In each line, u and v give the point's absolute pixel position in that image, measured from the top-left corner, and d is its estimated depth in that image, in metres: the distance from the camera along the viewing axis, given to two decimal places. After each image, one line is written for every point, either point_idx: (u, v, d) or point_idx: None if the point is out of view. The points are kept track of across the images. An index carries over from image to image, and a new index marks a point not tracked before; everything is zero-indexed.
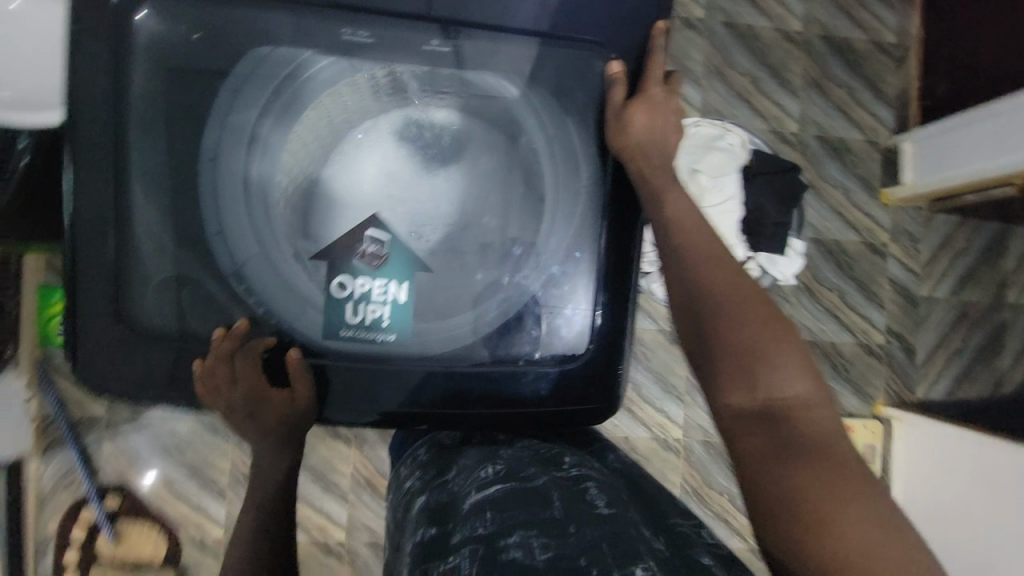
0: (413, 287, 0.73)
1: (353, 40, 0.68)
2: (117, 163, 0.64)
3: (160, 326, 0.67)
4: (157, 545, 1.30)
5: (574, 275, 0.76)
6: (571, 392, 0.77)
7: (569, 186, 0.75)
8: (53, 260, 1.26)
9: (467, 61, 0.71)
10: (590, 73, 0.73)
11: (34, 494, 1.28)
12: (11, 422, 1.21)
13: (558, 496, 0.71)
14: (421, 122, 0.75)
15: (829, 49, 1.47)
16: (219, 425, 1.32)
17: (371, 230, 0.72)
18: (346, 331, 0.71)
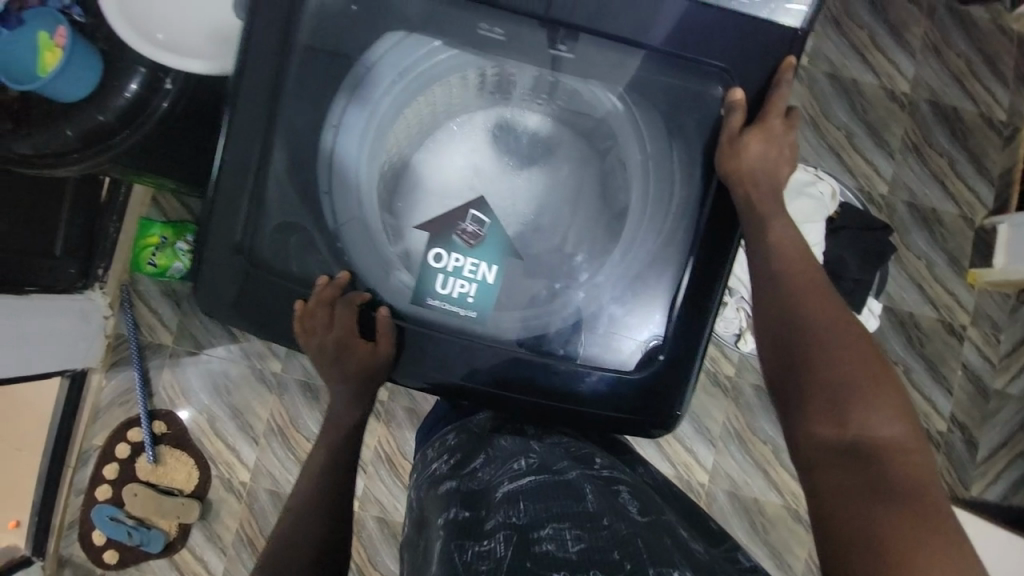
0: (502, 271, 0.76)
1: (489, 36, 0.71)
2: (260, 115, 0.69)
3: (263, 265, 0.72)
4: (189, 475, 1.39)
5: (650, 290, 0.77)
6: (606, 401, 0.78)
7: (665, 203, 0.76)
8: (156, 197, 1.39)
9: (587, 69, 0.73)
10: (705, 96, 0.74)
11: (94, 403, 1.40)
12: (91, 335, 1.33)
13: (591, 492, 0.69)
14: (512, 122, 0.78)
15: (934, 115, 1.41)
16: (266, 375, 1.40)
17: (473, 211, 0.76)
18: (434, 300, 0.75)
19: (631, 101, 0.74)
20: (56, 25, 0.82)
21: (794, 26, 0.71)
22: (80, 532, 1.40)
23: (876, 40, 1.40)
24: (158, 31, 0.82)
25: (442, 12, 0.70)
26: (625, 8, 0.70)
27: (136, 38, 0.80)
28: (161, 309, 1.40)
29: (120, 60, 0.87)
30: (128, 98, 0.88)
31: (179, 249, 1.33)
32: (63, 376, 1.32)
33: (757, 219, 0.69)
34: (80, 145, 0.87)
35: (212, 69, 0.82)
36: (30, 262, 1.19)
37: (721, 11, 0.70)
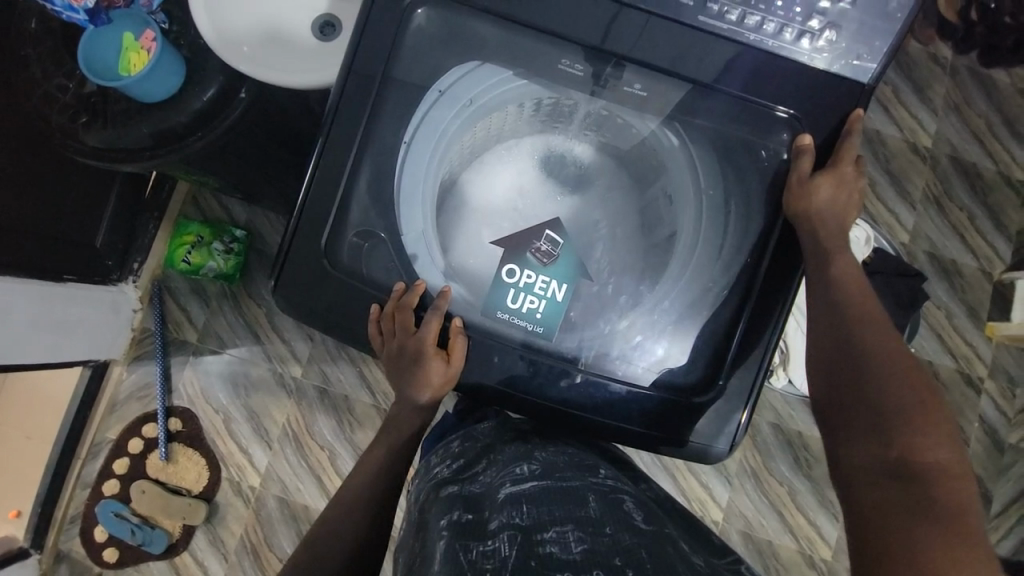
0: (572, 290, 0.79)
1: (568, 71, 0.74)
2: (353, 130, 0.72)
3: (340, 269, 0.74)
4: (199, 475, 1.38)
5: (701, 322, 0.78)
6: (626, 409, 0.78)
7: (718, 236, 0.78)
8: (196, 197, 1.42)
9: (659, 105, 0.75)
10: (774, 141, 0.76)
11: (112, 396, 1.40)
12: (118, 327, 1.35)
13: (596, 500, 0.69)
14: (559, 150, 0.84)
15: (956, 171, 1.45)
16: (286, 379, 1.41)
17: (549, 231, 0.80)
18: (503, 313, 0.77)
19: (694, 138, 0.77)
20: (148, 28, 0.88)
21: (862, 80, 0.73)
22: (81, 527, 1.38)
23: (901, 96, 1.46)
24: (244, 44, 0.89)
25: (524, 42, 0.73)
26: (692, 49, 0.73)
27: (224, 50, 0.87)
28: (190, 307, 1.41)
29: (197, 68, 0.92)
30: (204, 103, 0.91)
31: (214, 249, 1.34)
32: (85, 366, 1.33)
33: (819, 256, 0.71)
34: (153, 142, 0.91)
35: (287, 81, 0.88)
36: (73, 252, 1.21)
37: (794, 61, 0.72)
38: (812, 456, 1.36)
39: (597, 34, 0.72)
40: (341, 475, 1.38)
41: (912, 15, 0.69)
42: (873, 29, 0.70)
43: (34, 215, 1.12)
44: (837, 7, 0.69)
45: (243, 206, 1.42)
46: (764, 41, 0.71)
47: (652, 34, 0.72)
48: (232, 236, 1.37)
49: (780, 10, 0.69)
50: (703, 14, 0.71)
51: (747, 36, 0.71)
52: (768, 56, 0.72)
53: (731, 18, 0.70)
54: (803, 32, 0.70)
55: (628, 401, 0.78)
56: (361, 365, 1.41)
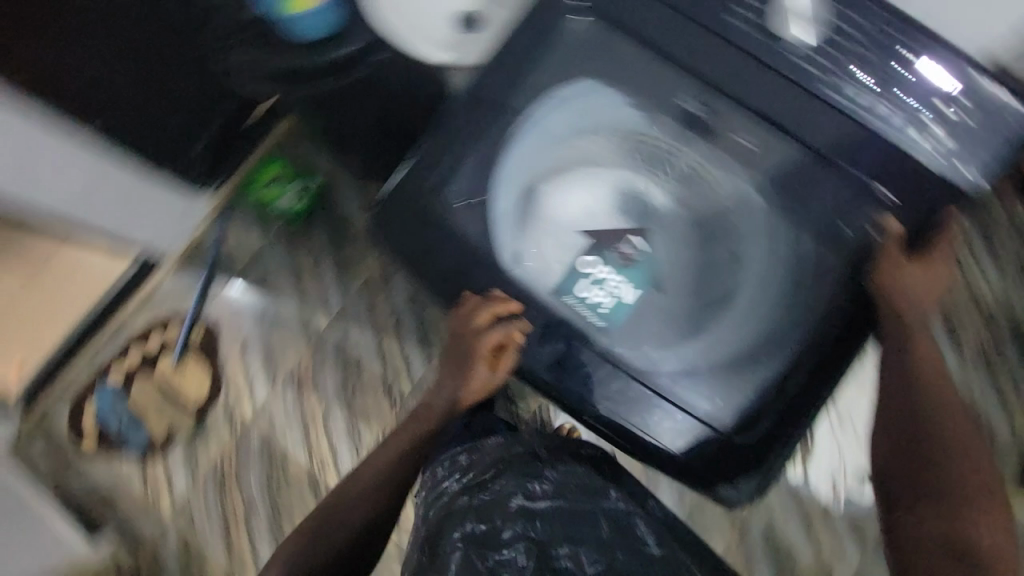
0: (641, 296, 0.84)
1: (683, 106, 0.81)
2: (489, 111, 0.81)
3: (440, 221, 0.83)
4: (201, 388, 1.42)
5: (744, 367, 0.82)
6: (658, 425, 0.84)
7: (775, 302, 0.82)
8: (291, 136, 1.48)
9: (761, 159, 0.80)
10: (858, 227, 0.79)
11: (151, 290, 1.45)
12: (180, 232, 1.40)
13: (608, 520, 0.77)
14: (637, 189, 0.86)
15: (1015, 336, 1.42)
16: (310, 327, 1.44)
17: (633, 238, 0.84)
18: (572, 299, 0.84)
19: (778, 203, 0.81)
20: None
21: (972, 182, 0.74)
22: (75, 402, 1.42)
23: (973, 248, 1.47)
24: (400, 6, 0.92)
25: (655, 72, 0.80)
26: (812, 119, 0.76)
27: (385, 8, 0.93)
28: (248, 233, 1.49)
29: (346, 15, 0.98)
30: (345, 52, 0.98)
31: (287, 191, 1.42)
32: (135, 257, 1.38)
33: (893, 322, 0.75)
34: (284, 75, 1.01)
35: (432, 55, 0.94)
36: None
37: (903, 153, 0.75)
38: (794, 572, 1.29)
39: (725, 77, 0.78)
40: (328, 433, 1.39)
41: (1015, 147, 0.73)
42: (982, 141, 0.74)
43: None
44: (952, 120, 0.74)
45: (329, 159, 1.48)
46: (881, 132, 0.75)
47: (779, 95, 0.77)
48: (307, 182, 1.45)
49: (900, 110, 0.74)
50: (827, 94, 0.75)
51: (870, 125, 0.75)
52: (880, 142, 0.75)
53: (853, 101, 0.74)
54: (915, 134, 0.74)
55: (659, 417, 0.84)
56: (383, 336, 1.43)
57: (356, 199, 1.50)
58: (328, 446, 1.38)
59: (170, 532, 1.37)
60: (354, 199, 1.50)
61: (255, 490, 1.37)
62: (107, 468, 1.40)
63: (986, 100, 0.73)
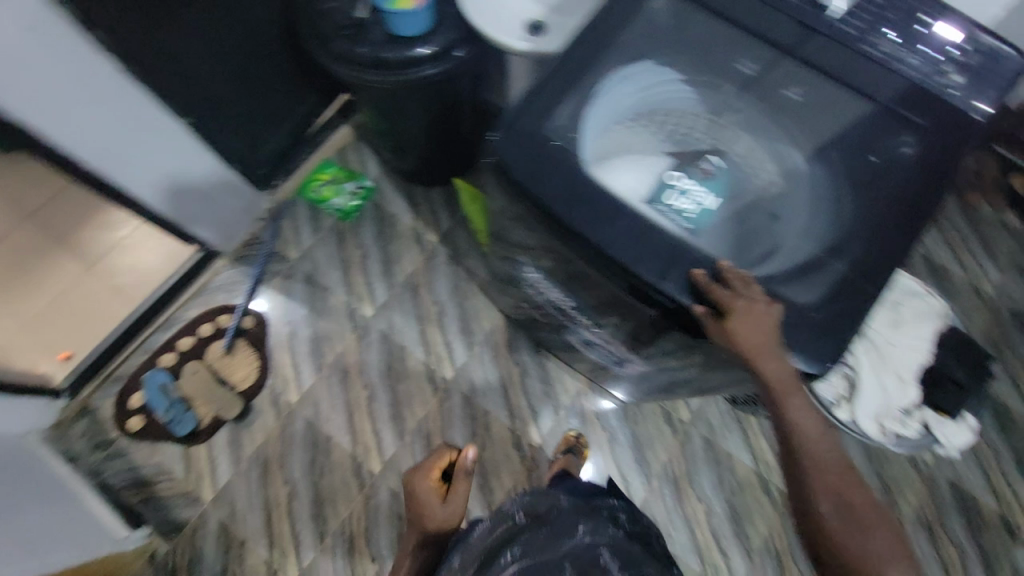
0: (722, 206, 0.73)
1: (741, 71, 0.77)
2: (576, 66, 0.73)
3: (544, 148, 0.69)
4: (248, 375, 1.43)
5: (826, 286, 0.65)
6: (749, 347, 0.61)
7: (865, 240, 0.67)
8: (345, 148, 1.66)
9: (814, 110, 0.75)
10: (904, 140, 0.71)
11: (206, 281, 1.53)
12: (242, 225, 1.52)
13: (568, 563, 0.80)
14: (690, 144, 0.80)
15: (1016, 326, 1.54)
16: (357, 316, 1.51)
17: (709, 156, 0.77)
18: (654, 207, 0.70)
19: (828, 160, 0.74)
20: None
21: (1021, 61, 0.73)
22: (123, 387, 1.45)
23: (968, 245, 1.61)
24: (483, 10, 1.01)
25: (717, 35, 0.77)
26: (864, 66, 0.72)
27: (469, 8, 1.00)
28: (302, 230, 1.59)
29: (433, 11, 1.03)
30: (428, 52, 1.04)
31: (344, 189, 1.58)
32: (199, 248, 1.49)
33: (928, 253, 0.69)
34: (374, 64, 1.05)
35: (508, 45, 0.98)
36: (243, 151, 1.40)
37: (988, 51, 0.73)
38: None
39: (773, 28, 0.75)
40: (374, 419, 1.41)
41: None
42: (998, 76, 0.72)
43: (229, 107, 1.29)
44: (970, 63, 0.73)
45: (378, 165, 1.65)
46: (911, 73, 0.72)
47: (835, 50, 0.74)
48: (361, 183, 1.59)
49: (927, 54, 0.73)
50: (864, 43, 0.73)
51: (899, 67, 0.72)
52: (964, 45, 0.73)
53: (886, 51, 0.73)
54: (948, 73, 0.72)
55: (752, 340, 0.61)
56: (426, 324, 1.51)
57: (401, 201, 1.63)
58: (372, 430, 1.40)
59: (205, 527, 1.33)
60: (399, 199, 1.63)
61: (297, 476, 1.36)
62: (148, 457, 1.39)
63: (992, 44, 0.73)
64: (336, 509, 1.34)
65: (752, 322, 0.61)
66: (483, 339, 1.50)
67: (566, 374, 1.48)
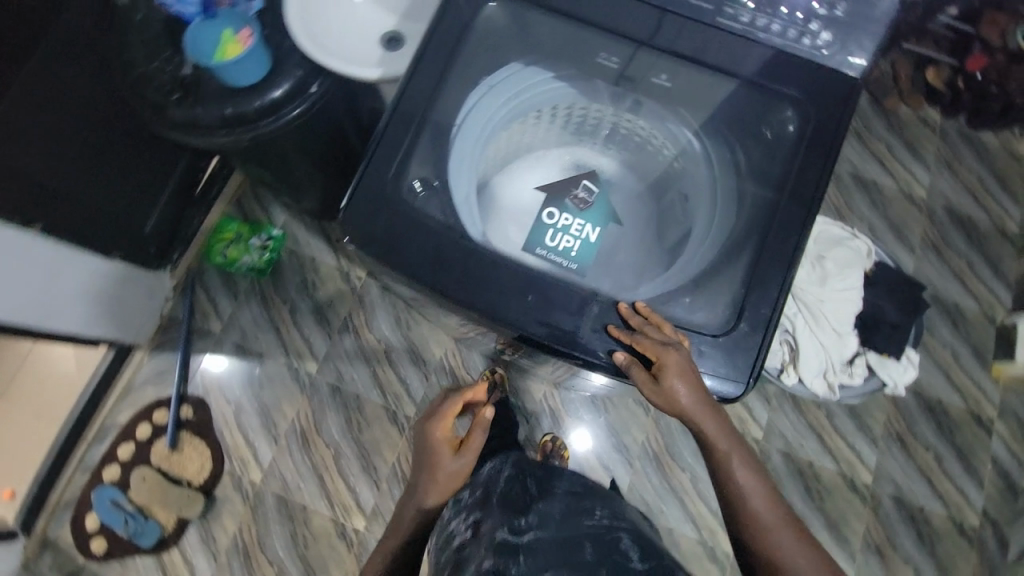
0: (605, 233, 0.79)
1: (605, 64, 0.76)
2: (417, 100, 0.70)
3: (398, 205, 0.66)
4: (202, 466, 1.36)
5: (717, 283, 0.70)
6: (673, 400, 0.66)
7: (761, 231, 0.70)
8: (241, 198, 1.52)
9: (678, 98, 0.77)
10: (776, 119, 0.73)
11: (130, 378, 1.42)
12: (149, 311, 1.40)
13: (588, 541, 0.79)
14: (581, 158, 0.88)
15: (952, 222, 1.56)
16: (301, 375, 1.43)
17: (585, 182, 0.83)
18: (541, 250, 0.75)
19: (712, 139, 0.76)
20: (244, 24, 0.87)
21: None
22: (74, 513, 1.35)
23: (894, 152, 1.60)
24: (327, 37, 0.91)
25: (576, 34, 0.75)
26: (721, 43, 0.72)
27: (306, 36, 0.88)
28: (219, 299, 1.47)
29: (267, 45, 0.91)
30: (278, 96, 0.92)
31: (251, 245, 1.45)
32: (110, 347, 1.37)
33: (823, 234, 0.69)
34: (228, 124, 0.92)
35: (356, 72, 0.87)
36: (125, 237, 1.27)
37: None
38: (823, 488, 1.35)
39: (623, 16, 0.73)
40: (345, 476, 1.36)
41: (889, 26, 0.71)
42: (860, 31, 0.70)
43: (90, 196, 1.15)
44: (831, 14, 0.71)
45: (282, 208, 1.51)
46: (769, 38, 0.72)
47: (691, 28, 0.73)
48: (269, 234, 1.46)
49: (784, 13, 0.71)
50: (722, 15, 0.72)
51: (756, 35, 0.72)
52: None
53: (743, 19, 0.72)
54: (804, 33, 0.71)
55: (679, 394, 0.66)
56: (376, 365, 1.43)
57: (320, 243, 1.50)
58: (347, 488, 1.36)
59: None
60: (313, 239, 1.50)
61: (282, 554, 1.32)
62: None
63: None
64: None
65: (676, 376, 0.65)
66: (437, 366, 1.44)
67: (529, 380, 1.43)
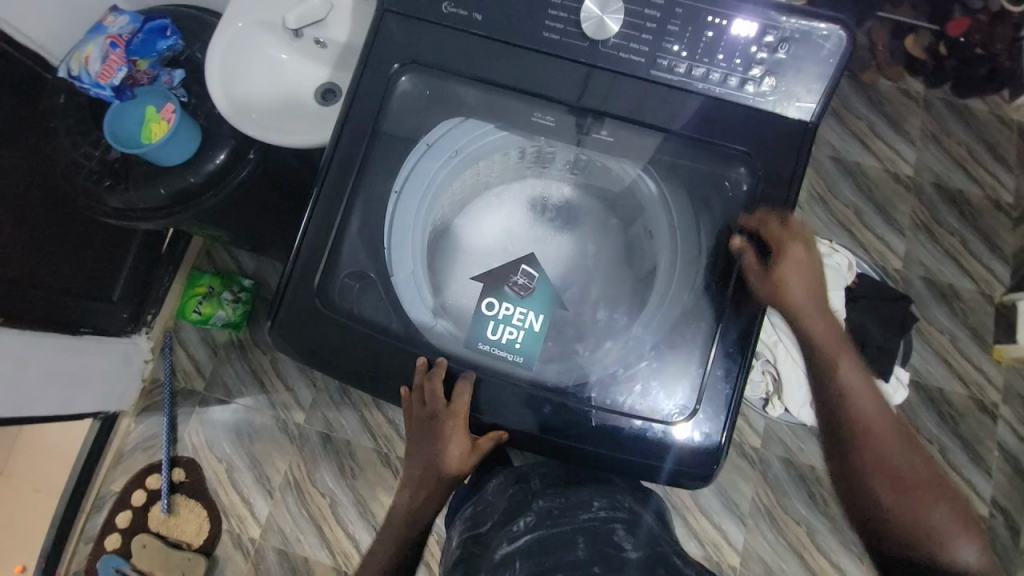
0: (549, 321, 0.73)
1: (540, 123, 0.72)
2: (341, 192, 0.68)
3: (332, 307, 0.68)
4: (200, 527, 1.36)
5: (679, 357, 0.70)
6: (791, 295, 0.70)
7: (716, 301, 0.70)
8: (209, 251, 1.48)
9: (622, 150, 0.73)
10: (732, 174, 0.71)
11: (118, 447, 1.40)
12: (130, 378, 1.37)
13: (583, 537, 0.66)
14: (546, 195, 0.83)
15: (942, 199, 1.49)
16: (289, 426, 1.41)
17: (524, 265, 0.76)
18: (484, 345, 0.71)
19: (667, 191, 0.73)
20: (167, 102, 0.84)
21: (834, 32, 0.67)
22: None
23: (876, 129, 1.53)
24: (253, 111, 0.89)
25: (501, 100, 0.71)
26: (655, 98, 0.69)
27: (232, 113, 0.86)
28: (199, 356, 1.44)
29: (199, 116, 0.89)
30: (215, 166, 0.88)
31: (223, 298, 1.39)
32: (95, 418, 1.35)
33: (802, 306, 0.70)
34: (169, 202, 0.88)
35: (287, 140, 0.87)
36: (90, 308, 1.25)
37: (794, 35, 0.67)
38: (827, 492, 1.33)
39: (547, 74, 0.69)
40: (343, 523, 1.36)
41: (842, 61, 0.67)
42: (808, 73, 0.68)
43: (41, 272, 1.13)
44: (775, 56, 0.67)
45: (252, 257, 1.46)
46: (710, 89, 0.68)
47: (622, 81, 0.69)
48: (240, 284, 1.41)
49: (722, 61, 0.68)
50: (655, 68, 0.68)
51: (694, 86, 0.68)
52: (764, 35, 0.67)
53: (679, 70, 0.68)
54: (746, 80, 0.68)
55: (796, 288, 0.70)
56: (364, 409, 1.41)
57: None
58: (346, 536, 1.35)
59: None
60: None
61: None
62: None
63: (798, 26, 0.67)
64: None
65: (796, 268, 0.70)
66: None
67: None
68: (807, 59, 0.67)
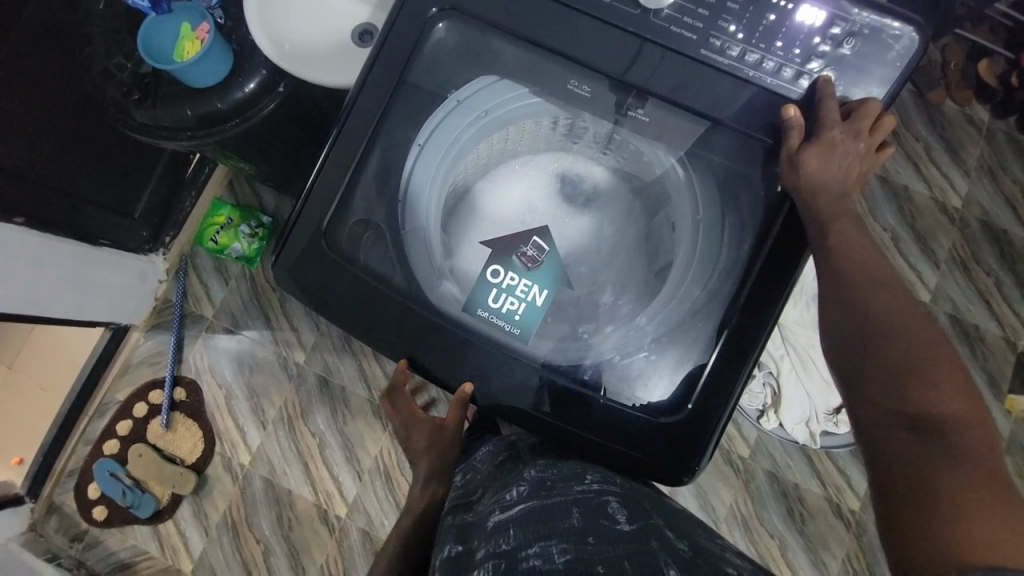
0: (553, 297, 0.73)
1: (576, 93, 0.69)
2: (361, 136, 0.67)
3: (338, 253, 0.68)
4: (194, 446, 1.42)
5: (680, 353, 0.69)
6: (817, 187, 0.63)
7: (726, 305, 0.68)
8: (232, 181, 1.47)
9: (656, 133, 0.70)
10: (768, 173, 0.68)
11: (127, 358, 1.45)
12: (143, 295, 1.41)
13: (577, 509, 0.61)
14: (573, 170, 0.78)
15: (986, 236, 1.41)
16: (289, 364, 1.44)
17: (536, 237, 0.74)
18: (483, 312, 0.71)
19: (698, 185, 0.70)
20: (202, 20, 0.85)
21: (907, 32, 0.62)
22: (77, 482, 1.42)
23: (932, 154, 1.44)
24: (286, 43, 0.87)
25: (536, 61, 0.68)
26: (700, 79, 0.65)
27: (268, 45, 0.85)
28: (211, 284, 1.46)
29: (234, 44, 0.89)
30: (242, 95, 0.89)
31: (241, 232, 1.39)
32: (107, 328, 1.40)
33: (837, 281, 0.62)
34: (194, 124, 0.88)
35: (318, 78, 0.86)
36: (111, 220, 1.27)
37: (863, 29, 0.62)
38: (806, 512, 1.32)
39: (589, 39, 0.66)
40: (329, 464, 1.40)
41: (910, 66, 0.63)
42: (868, 75, 0.64)
43: (68, 176, 1.15)
44: (837, 51, 0.63)
45: (274, 194, 1.46)
46: (761, 77, 0.64)
47: (668, 56, 0.65)
48: (259, 220, 1.41)
49: (779, 49, 0.63)
50: (706, 47, 0.64)
51: (745, 72, 0.64)
52: (829, 26, 0.62)
53: (731, 53, 0.64)
54: (801, 73, 0.64)
55: (820, 180, 0.63)
56: (363, 359, 1.43)
57: None
58: (330, 477, 1.40)
59: None
60: None
61: (268, 532, 1.38)
62: (117, 544, 1.41)
63: (870, 21, 0.62)
64: (311, 558, 1.38)
65: (827, 162, 0.63)
66: None
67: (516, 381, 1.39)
68: (872, 56, 0.63)
